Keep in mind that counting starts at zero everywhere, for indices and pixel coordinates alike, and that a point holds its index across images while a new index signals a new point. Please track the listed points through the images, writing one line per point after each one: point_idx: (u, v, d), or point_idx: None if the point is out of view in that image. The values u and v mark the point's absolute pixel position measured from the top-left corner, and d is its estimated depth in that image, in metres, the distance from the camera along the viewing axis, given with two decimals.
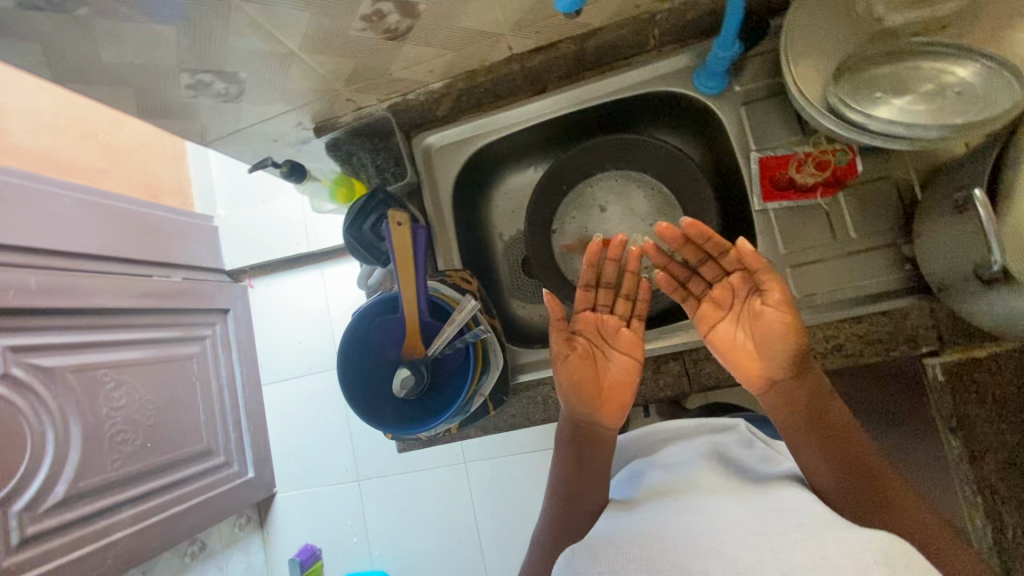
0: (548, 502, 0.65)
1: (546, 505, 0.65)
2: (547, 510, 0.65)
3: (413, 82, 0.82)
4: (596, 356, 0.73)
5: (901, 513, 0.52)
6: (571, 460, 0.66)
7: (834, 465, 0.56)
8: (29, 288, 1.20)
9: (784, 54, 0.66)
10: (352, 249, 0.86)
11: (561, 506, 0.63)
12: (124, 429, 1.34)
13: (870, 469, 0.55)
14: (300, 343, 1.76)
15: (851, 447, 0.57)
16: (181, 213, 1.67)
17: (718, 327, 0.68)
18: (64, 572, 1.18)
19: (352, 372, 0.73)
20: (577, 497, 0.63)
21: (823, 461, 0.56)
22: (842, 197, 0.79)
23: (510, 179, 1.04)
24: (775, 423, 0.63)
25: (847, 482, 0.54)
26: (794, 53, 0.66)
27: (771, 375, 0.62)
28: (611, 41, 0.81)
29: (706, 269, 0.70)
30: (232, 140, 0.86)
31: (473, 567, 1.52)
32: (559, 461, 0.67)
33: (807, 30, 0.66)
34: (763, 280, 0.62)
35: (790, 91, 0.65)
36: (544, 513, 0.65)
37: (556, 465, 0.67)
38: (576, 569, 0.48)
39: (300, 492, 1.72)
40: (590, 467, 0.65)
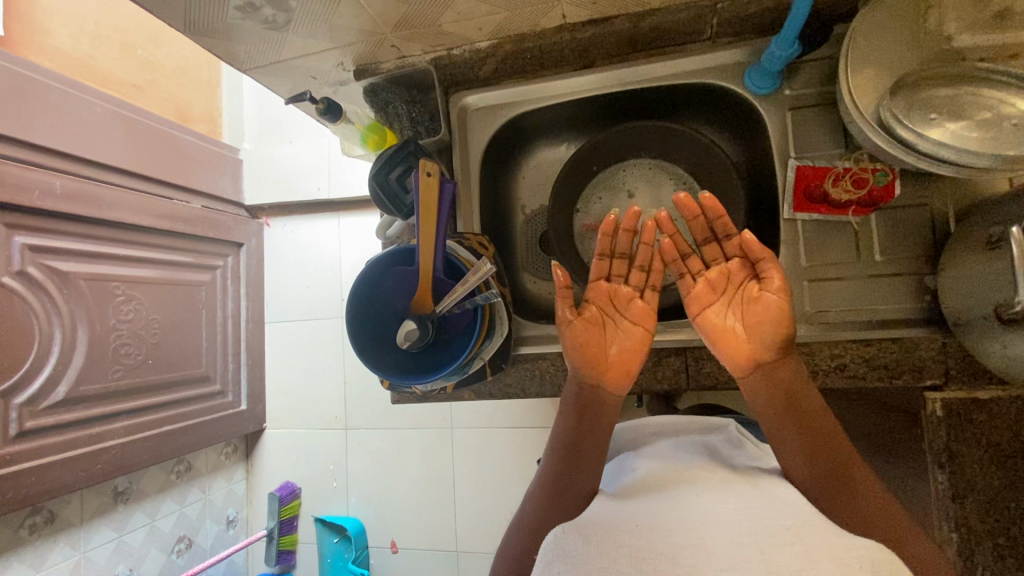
0: (539, 480, 0.65)
1: (536, 483, 0.65)
2: (537, 488, 0.64)
3: (460, 37, 0.81)
4: (602, 323, 0.73)
5: (869, 502, 0.54)
6: (567, 440, 0.65)
7: (808, 452, 0.58)
8: (53, 191, 1.21)
9: (846, 63, 0.64)
10: (375, 196, 0.85)
11: (552, 484, 0.62)
12: (128, 342, 1.38)
13: (844, 460, 0.58)
14: (308, 287, 1.78)
15: (828, 438, 0.59)
16: (209, 141, 1.68)
17: (710, 309, 0.70)
18: (59, 469, 1.22)
19: (359, 315, 0.73)
20: (569, 477, 0.62)
21: (796, 448, 0.59)
22: (873, 218, 0.78)
23: (541, 152, 1.03)
24: (752, 405, 0.65)
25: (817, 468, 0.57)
26: (855, 60, 0.64)
27: (758, 357, 0.65)
28: (666, 25, 0.79)
29: (708, 249, 0.72)
30: (272, 70, 0.86)
31: (444, 529, 1.56)
32: (554, 441, 0.67)
33: (872, 40, 0.64)
34: (765, 268, 0.66)
35: (843, 99, 0.64)
36: (533, 491, 0.64)
37: (551, 445, 0.67)
38: (567, 547, 0.49)
39: (288, 431, 1.76)
40: (585, 450, 0.64)
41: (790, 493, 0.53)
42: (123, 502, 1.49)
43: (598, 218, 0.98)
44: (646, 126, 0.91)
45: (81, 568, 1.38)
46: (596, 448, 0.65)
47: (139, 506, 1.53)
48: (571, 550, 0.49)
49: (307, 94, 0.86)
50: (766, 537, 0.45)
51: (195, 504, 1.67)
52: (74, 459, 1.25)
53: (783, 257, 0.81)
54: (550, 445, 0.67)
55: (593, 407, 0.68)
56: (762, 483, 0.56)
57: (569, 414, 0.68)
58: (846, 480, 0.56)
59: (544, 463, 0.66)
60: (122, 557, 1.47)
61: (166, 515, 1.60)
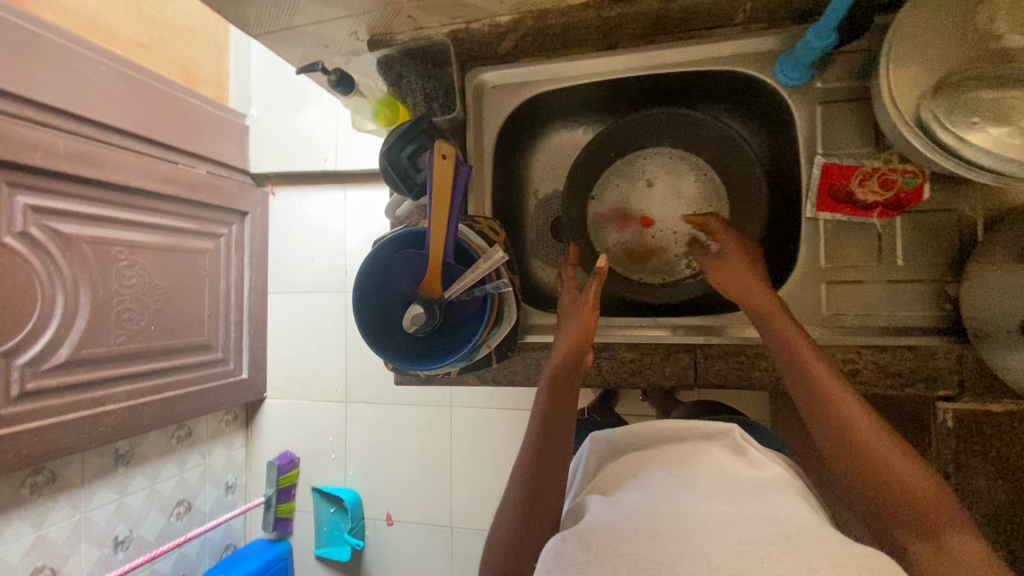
0: (509, 496, 0.66)
1: (506, 500, 0.66)
2: (508, 505, 0.65)
3: (480, 10, 0.77)
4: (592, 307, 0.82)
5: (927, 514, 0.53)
6: (533, 459, 0.66)
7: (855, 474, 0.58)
8: (56, 150, 1.18)
9: (886, 64, 0.61)
10: (385, 174, 0.83)
11: (522, 503, 0.63)
12: (130, 307, 1.37)
13: (893, 472, 0.56)
14: (311, 259, 1.76)
15: (866, 452, 0.58)
16: (215, 105, 1.64)
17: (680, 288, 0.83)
18: (60, 430, 1.23)
19: (368, 295, 0.72)
20: (536, 498, 0.63)
21: (846, 470, 0.59)
22: (899, 221, 0.75)
23: (557, 135, 0.99)
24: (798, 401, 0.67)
25: (866, 489, 0.57)
26: (896, 55, 0.61)
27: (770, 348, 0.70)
28: (697, 7, 0.75)
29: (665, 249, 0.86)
30: (282, 36, 0.83)
31: (439, 505, 1.58)
32: (523, 459, 0.67)
33: (913, 37, 0.61)
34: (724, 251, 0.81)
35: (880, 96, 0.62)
36: (506, 506, 0.65)
37: (521, 461, 0.68)
38: (565, 556, 0.48)
39: (288, 402, 1.77)
40: (551, 470, 0.65)
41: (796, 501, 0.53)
42: (123, 464, 1.50)
43: (613, 206, 0.96)
44: (669, 114, 0.87)
45: (82, 527, 1.40)
46: (557, 468, 0.66)
47: (140, 469, 1.54)
48: (571, 558, 0.47)
49: (318, 65, 0.87)
50: (775, 551, 0.44)
51: (195, 468, 1.69)
52: (75, 421, 1.25)
53: (802, 256, 0.79)
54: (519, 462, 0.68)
55: (558, 426, 0.69)
56: (766, 489, 0.55)
57: (535, 433, 0.69)
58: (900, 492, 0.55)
59: (513, 481, 0.66)
60: (123, 518, 1.50)
61: (166, 479, 1.62)
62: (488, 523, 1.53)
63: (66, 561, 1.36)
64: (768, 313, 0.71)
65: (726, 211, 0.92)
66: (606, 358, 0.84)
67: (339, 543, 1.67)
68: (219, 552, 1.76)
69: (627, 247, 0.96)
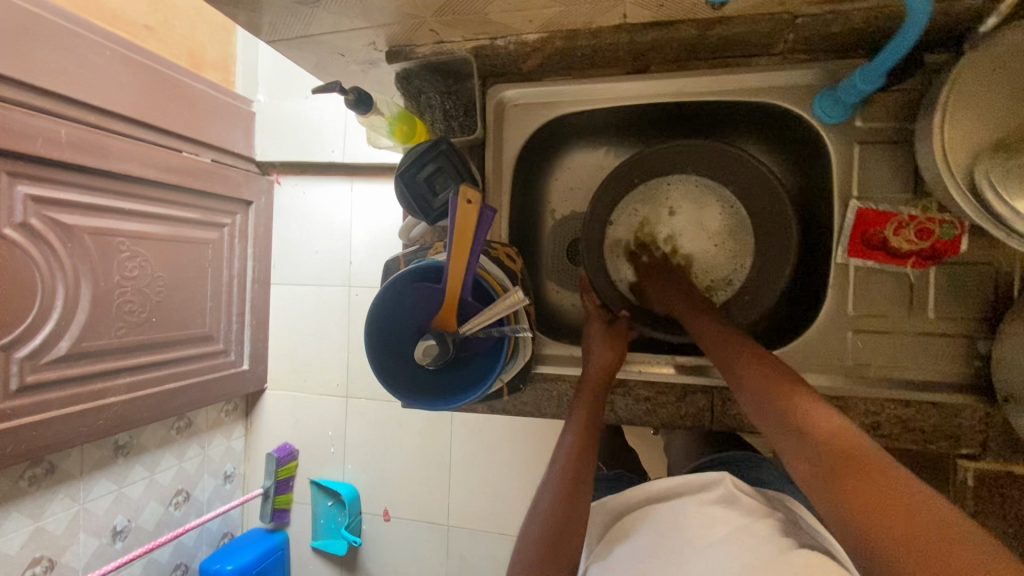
0: (535, 520, 0.62)
1: (532, 521, 0.62)
2: (535, 526, 0.61)
3: (506, 27, 0.73)
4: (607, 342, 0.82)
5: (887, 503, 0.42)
6: (568, 479, 0.65)
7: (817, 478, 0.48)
8: (58, 139, 1.14)
9: (941, 130, 0.59)
10: (400, 197, 0.80)
11: (554, 524, 0.61)
12: (131, 299, 1.34)
13: (855, 465, 0.46)
14: (316, 252, 1.73)
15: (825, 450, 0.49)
16: (221, 91, 1.59)
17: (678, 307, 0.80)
18: (60, 424, 1.20)
19: (380, 332, 0.69)
20: (569, 521, 0.61)
21: (811, 476, 0.49)
22: (932, 272, 0.73)
23: (577, 155, 0.96)
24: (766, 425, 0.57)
25: (827, 492, 0.46)
26: (956, 112, 0.58)
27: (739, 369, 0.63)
28: (734, 37, 0.72)
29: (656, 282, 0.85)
30: (297, 44, 0.78)
31: (438, 504, 1.57)
32: (557, 479, 0.66)
33: (984, 89, 0.57)
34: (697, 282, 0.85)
35: (933, 154, 0.59)
36: (529, 530, 0.62)
37: (548, 487, 0.65)
38: None
39: (289, 394, 1.75)
40: (582, 494, 0.65)
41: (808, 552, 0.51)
42: (122, 455, 1.48)
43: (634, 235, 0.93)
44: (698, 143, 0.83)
45: (81, 518, 1.39)
46: (588, 493, 0.65)
47: (139, 459, 1.53)
48: None
49: (335, 85, 0.77)
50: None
51: (194, 459, 1.68)
52: (74, 414, 1.23)
53: (829, 301, 0.76)
54: (548, 486, 0.66)
55: (589, 453, 0.69)
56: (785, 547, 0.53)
57: (567, 459, 0.68)
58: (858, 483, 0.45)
59: (543, 503, 0.64)
60: (121, 508, 1.49)
61: (165, 470, 1.61)
62: (486, 524, 1.53)
63: (64, 552, 1.36)
64: (722, 345, 0.68)
65: (751, 247, 0.89)
66: (621, 395, 0.83)
67: (335, 536, 1.67)
68: (217, 540, 1.75)
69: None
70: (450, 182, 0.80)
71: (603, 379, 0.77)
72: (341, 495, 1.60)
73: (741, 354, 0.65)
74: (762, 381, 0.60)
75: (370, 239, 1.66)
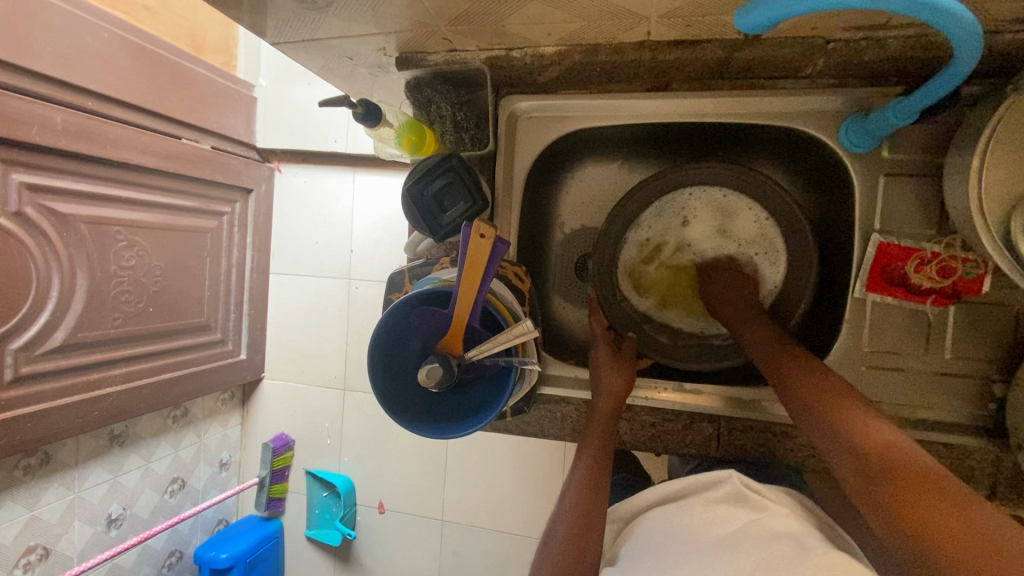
0: (546, 552, 0.62)
1: (545, 556, 0.62)
2: (549, 562, 0.61)
3: (524, 39, 0.70)
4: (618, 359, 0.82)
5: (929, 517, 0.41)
6: (580, 512, 0.65)
7: (863, 486, 0.48)
8: (54, 125, 1.10)
9: (979, 177, 0.57)
10: (408, 210, 0.78)
11: (568, 562, 0.61)
12: (128, 289, 1.29)
13: (900, 476, 0.45)
14: (316, 243, 1.68)
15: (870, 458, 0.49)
16: (222, 75, 1.54)
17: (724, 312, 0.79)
18: (56, 415, 1.16)
19: (383, 354, 0.68)
20: (583, 559, 0.61)
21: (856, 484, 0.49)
22: (952, 310, 0.71)
23: (588, 169, 0.93)
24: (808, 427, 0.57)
25: (873, 502, 0.46)
26: (997, 160, 0.57)
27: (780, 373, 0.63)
28: (762, 59, 0.69)
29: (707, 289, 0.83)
30: (303, 46, 0.74)
31: (432, 498, 1.56)
32: (569, 513, 0.65)
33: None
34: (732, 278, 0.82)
35: (970, 204, 0.58)
36: (543, 565, 0.62)
37: (562, 514, 0.66)
38: None
39: (286, 385, 1.72)
40: (595, 530, 0.65)
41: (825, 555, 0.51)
42: (118, 445, 1.43)
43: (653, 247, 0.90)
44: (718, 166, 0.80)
45: (76, 507, 1.34)
46: (600, 528, 0.65)
47: (135, 448, 1.48)
48: None
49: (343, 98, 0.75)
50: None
51: (190, 447, 1.64)
52: (70, 405, 1.18)
53: (844, 334, 0.74)
54: (559, 519, 0.65)
55: (601, 485, 0.68)
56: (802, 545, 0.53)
57: (578, 490, 0.68)
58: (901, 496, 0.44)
59: (555, 538, 0.63)
60: (116, 497, 1.44)
61: (161, 458, 1.56)
62: (482, 520, 1.51)
63: (60, 540, 1.31)
64: (769, 351, 0.67)
65: (784, 265, 0.85)
66: (626, 420, 0.82)
67: (330, 526, 1.64)
68: (211, 527, 1.72)
69: (664, 292, 0.91)
70: (459, 199, 0.77)
71: (616, 406, 0.76)
72: (337, 487, 1.59)
73: (786, 359, 0.64)
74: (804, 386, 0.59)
75: (373, 231, 1.62)
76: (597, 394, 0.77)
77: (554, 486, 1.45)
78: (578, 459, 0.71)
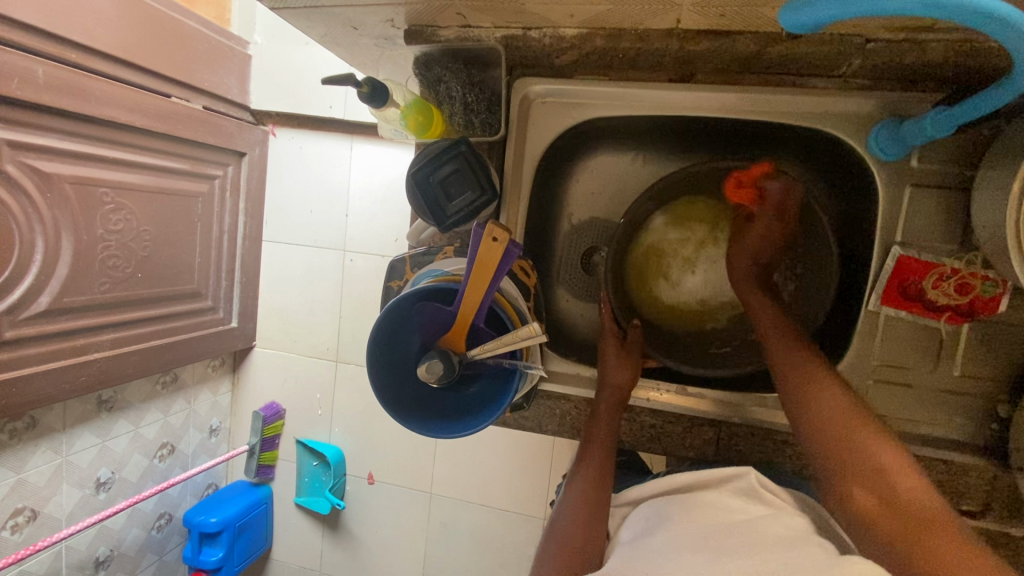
0: (551, 540, 0.63)
1: (550, 540, 0.62)
2: (554, 548, 0.61)
3: (544, 19, 0.65)
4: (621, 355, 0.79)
5: (945, 562, 0.46)
6: (581, 500, 0.66)
7: (878, 517, 0.52)
8: (35, 79, 1.03)
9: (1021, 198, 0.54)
10: (412, 196, 0.74)
11: (575, 544, 0.61)
12: (117, 254, 1.24)
13: (926, 526, 0.49)
14: (310, 212, 1.63)
15: (895, 495, 0.52)
16: (215, 30, 1.45)
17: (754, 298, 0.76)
18: (44, 380, 1.13)
19: (383, 345, 0.65)
20: (588, 544, 0.61)
21: (867, 516, 0.53)
22: (966, 328, 0.70)
23: (601, 158, 0.89)
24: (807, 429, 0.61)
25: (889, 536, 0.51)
26: None
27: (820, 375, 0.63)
28: (796, 56, 0.65)
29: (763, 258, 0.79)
30: (305, 13, 0.68)
31: (421, 472, 1.57)
32: (573, 502, 0.66)
33: None
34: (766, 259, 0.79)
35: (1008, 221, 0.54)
36: (550, 547, 0.62)
37: (566, 505, 0.66)
38: None
39: (277, 355, 1.70)
40: (599, 516, 0.65)
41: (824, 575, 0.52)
42: (106, 410, 1.41)
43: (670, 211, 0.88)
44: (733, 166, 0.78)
45: (63, 470, 1.33)
46: (603, 519, 0.65)
47: (124, 414, 1.46)
48: None
49: (346, 77, 0.70)
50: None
51: (179, 413, 1.62)
52: (56, 371, 1.15)
53: (854, 346, 0.73)
54: (564, 508, 0.66)
55: (602, 480, 0.69)
56: (809, 545, 0.54)
57: (581, 489, 0.67)
58: (926, 535, 0.49)
59: (561, 523, 0.64)
60: (105, 461, 1.43)
61: (150, 424, 1.54)
62: (471, 495, 1.53)
63: (47, 502, 1.31)
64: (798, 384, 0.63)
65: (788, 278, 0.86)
66: (627, 421, 0.82)
67: (319, 495, 1.65)
68: (201, 491, 1.73)
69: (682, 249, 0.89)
70: (466, 188, 0.74)
71: (620, 397, 0.76)
72: (327, 457, 1.59)
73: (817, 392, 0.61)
74: (833, 417, 0.59)
75: (370, 201, 1.57)
76: (602, 388, 0.76)
77: (544, 466, 1.47)
78: (583, 461, 0.71)
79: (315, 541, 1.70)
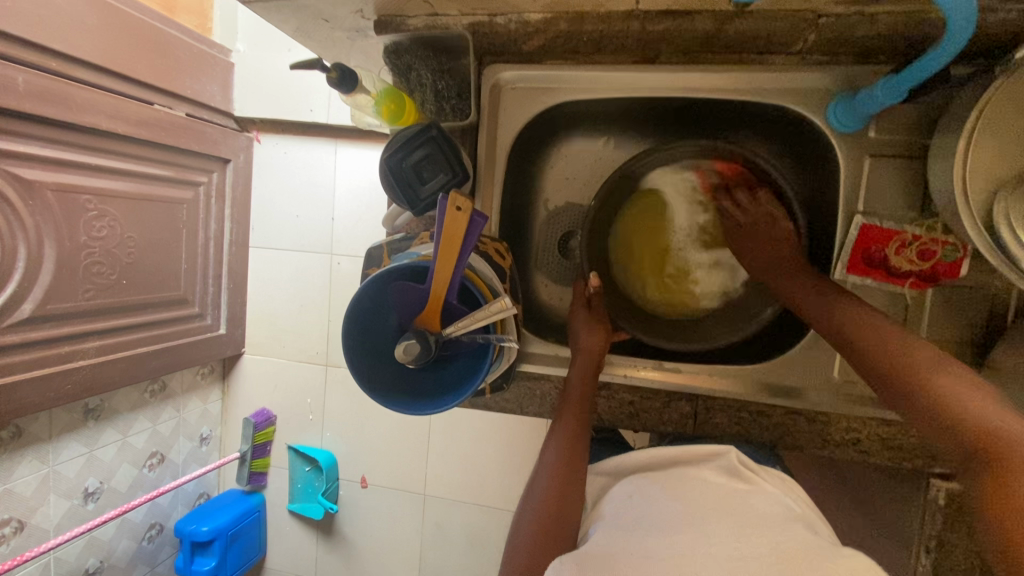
0: (530, 514, 0.63)
1: (527, 512, 0.64)
2: (531, 522, 0.62)
3: (508, 4, 0.66)
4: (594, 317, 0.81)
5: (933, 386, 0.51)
6: (559, 473, 0.67)
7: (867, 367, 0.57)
8: (16, 87, 1.03)
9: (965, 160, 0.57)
10: (385, 181, 0.76)
11: (550, 511, 0.63)
12: (101, 260, 1.24)
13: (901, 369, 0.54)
14: (297, 218, 1.63)
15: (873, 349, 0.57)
16: (196, 38, 1.47)
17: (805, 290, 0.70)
18: (27, 389, 1.12)
19: (357, 326, 0.66)
20: (561, 516, 0.63)
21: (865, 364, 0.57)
22: (931, 293, 0.71)
23: (573, 143, 0.91)
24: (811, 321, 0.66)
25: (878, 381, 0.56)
26: (982, 139, 0.56)
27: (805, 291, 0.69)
28: (750, 33, 0.67)
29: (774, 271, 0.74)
30: (275, 7, 0.69)
31: (414, 473, 1.56)
32: (549, 475, 0.67)
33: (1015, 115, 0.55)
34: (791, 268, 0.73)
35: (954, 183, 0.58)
36: (527, 518, 0.64)
37: (541, 477, 0.67)
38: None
39: (266, 360, 1.70)
40: (574, 485, 0.66)
41: (799, 541, 0.53)
42: (94, 419, 1.40)
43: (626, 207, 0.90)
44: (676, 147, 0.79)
45: (50, 480, 1.32)
46: (581, 487, 0.66)
47: (112, 422, 1.45)
48: None
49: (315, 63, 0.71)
50: (776, 572, 0.48)
51: (168, 421, 1.61)
52: (41, 379, 1.14)
53: None
54: (541, 475, 0.68)
55: (581, 456, 0.69)
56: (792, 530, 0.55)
57: (557, 461, 0.68)
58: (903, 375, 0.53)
59: (534, 495, 0.65)
60: (93, 471, 1.42)
61: (138, 433, 1.53)
62: (464, 495, 1.52)
63: (34, 513, 1.29)
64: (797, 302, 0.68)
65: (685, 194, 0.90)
66: (605, 398, 0.84)
67: (311, 500, 1.64)
68: (193, 501, 1.71)
69: (643, 246, 0.91)
70: (439, 171, 0.75)
71: (594, 362, 0.76)
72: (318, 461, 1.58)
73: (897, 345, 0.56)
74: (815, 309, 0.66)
75: (355, 204, 1.58)
76: (576, 354, 0.77)
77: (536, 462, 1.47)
78: (557, 431, 0.72)
79: (309, 548, 1.69)
